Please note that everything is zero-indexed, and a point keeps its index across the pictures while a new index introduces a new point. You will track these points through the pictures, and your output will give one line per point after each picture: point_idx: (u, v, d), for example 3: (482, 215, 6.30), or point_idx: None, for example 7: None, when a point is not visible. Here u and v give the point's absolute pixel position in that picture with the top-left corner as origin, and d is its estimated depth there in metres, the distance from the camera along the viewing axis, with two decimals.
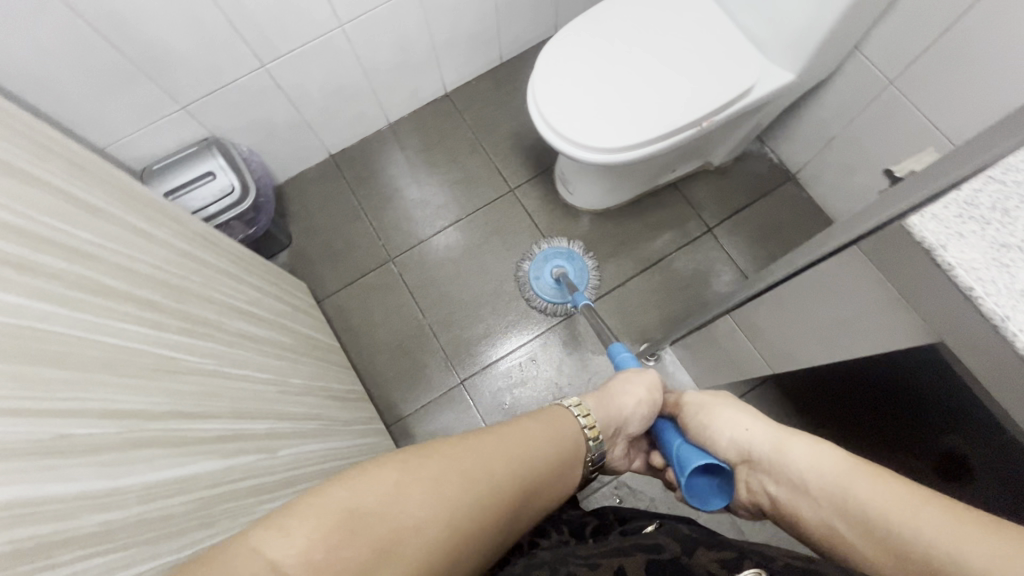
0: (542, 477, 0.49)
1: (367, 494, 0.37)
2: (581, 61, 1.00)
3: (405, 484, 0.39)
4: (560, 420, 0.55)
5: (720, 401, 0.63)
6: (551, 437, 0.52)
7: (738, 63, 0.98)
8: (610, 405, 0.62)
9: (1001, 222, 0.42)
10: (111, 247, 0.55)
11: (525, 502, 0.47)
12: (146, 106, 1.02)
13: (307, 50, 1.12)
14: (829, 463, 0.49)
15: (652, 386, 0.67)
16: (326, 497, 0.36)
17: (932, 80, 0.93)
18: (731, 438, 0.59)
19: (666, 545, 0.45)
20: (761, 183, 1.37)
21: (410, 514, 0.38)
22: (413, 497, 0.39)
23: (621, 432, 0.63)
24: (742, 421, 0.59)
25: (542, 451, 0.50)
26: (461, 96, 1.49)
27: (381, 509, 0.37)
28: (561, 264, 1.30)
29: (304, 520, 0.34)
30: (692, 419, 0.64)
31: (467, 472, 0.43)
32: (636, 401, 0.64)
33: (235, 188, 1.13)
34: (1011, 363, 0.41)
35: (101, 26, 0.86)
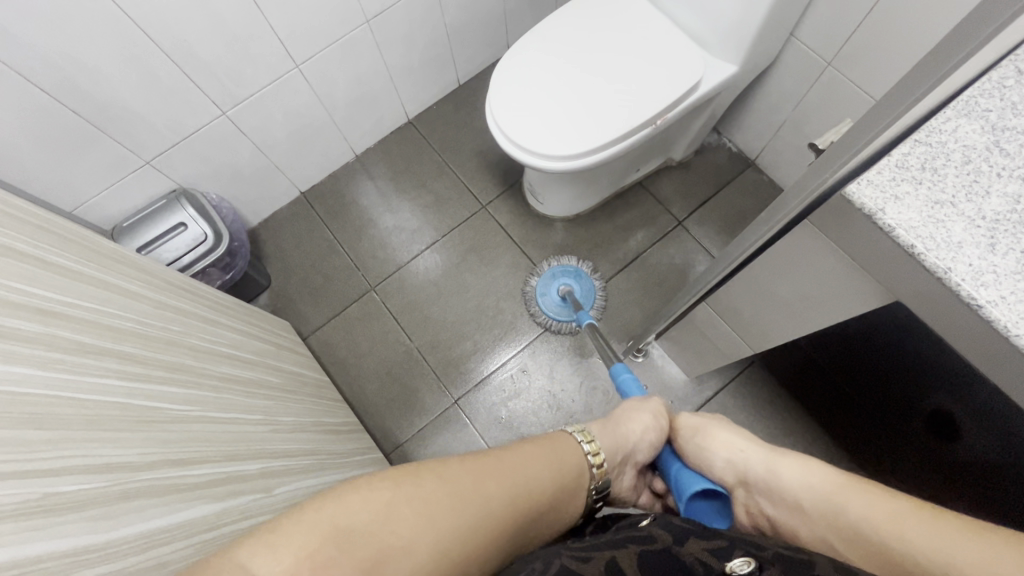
0: (541, 501, 0.48)
1: (358, 512, 0.37)
2: (532, 77, 1.03)
3: (396, 503, 0.39)
4: (563, 445, 0.55)
5: (714, 422, 0.63)
6: (549, 464, 0.51)
7: (682, 60, 1.02)
8: (616, 433, 0.61)
9: (932, 179, 0.45)
10: (84, 304, 0.56)
11: (523, 530, 0.45)
12: (109, 165, 1.03)
13: (265, 94, 1.14)
14: (822, 483, 0.52)
15: (656, 413, 0.65)
16: (319, 512, 0.36)
17: (864, 57, 0.98)
18: (726, 460, 0.59)
19: (656, 535, 0.46)
20: (722, 174, 1.41)
21: (398, 536, 0.37)
22: (404, 518, 0.38)
23: (629, 461, 0.61)
24: (735, 443, 0.60)
25: (540, 478, 0.48)
26: (423, 121, 1.51)
27: (370, 529, 0.37)
28: (568, 282, 1.30)
29: (294, 536, 0.35)
30: (688, 443, 0.63)
31: (461, 494, 0.42)
32: (641, 428, 0.62)
33: (207, 235, 1.13)
34: (956, 308, 0.45)
35: (56, 92, 0.88)
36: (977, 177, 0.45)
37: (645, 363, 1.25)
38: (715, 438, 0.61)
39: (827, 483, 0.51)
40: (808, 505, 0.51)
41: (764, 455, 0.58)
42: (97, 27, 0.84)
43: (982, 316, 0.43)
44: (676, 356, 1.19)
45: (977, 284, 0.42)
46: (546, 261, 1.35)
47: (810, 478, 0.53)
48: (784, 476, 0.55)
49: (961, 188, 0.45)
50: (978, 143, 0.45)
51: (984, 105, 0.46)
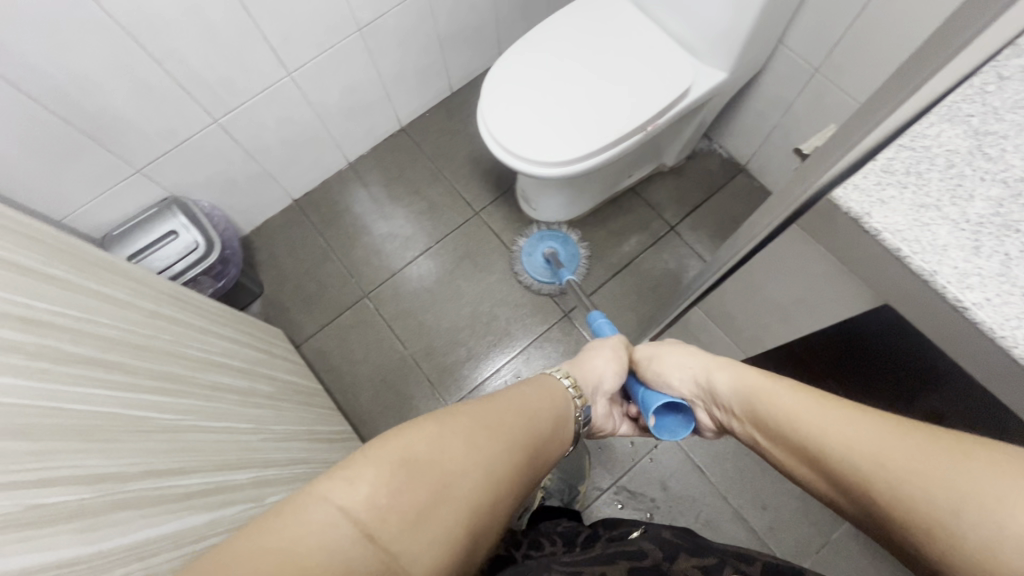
0: (550, 431, 0.50)
1: (417, 443, 0.37)
2: (525, 84, 1.04)
3: (446, 433, 0.39)
4: (552, 386, 0.57)
5: (665, 348, 0.67)
6: (549, 400, 0.53)
7: (673, 67, 1.03)
8: (583, 369, 0.65)
9: (916, 184, 0.45)
10: (74, 313, 0.55)
11: (542, 454, 0.48)
12: (101, 174, 1.02)
13: (258, 101, 1.14)
14: (763, 388, 0.53)
15: (615, 347, 0.70)
16: (381, 449, 0.36)
17: (852, 64, 0.99)
18: (681, 379, 0.63)
19: (648, 550, 0.47)
20: (714, 179, 1.42)
21: (457, 461, 0.38)
22: (457, 445, 0.39)
23: (601, 393, 0.65)
24: (685, 362, 0.63)
25: (545, 413, 0.51)
26: (417, 128, 1.52)
27: (433, 456, 0.37)
28: (553, 246, 1.35)
29: (366, 471, 0.34)
30: (645, 369, 0.68)
31: (494, 423, 0.43)
32: (605, 360, 0.67)
33: (199, 243, 1.13)
34: (943, 309, 0.45)
35: (47, 100, 0.87)
36: (960, 181, 0.45)
37: None
38: (667, 360, 0.66)
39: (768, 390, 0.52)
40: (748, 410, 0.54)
41: (711, 368, 0.60)
42: (89, 35, 0.84)
43: (969, 317, 0.43)
44: None
45: (962, 286, 0.43)
46: (534, 228, 1.39)
47: (754, 383, 0.54)
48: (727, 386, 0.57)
49: (945, 192, 0.45)
50: (961, 148, 0.46)
51: (966, 111, 0.46)
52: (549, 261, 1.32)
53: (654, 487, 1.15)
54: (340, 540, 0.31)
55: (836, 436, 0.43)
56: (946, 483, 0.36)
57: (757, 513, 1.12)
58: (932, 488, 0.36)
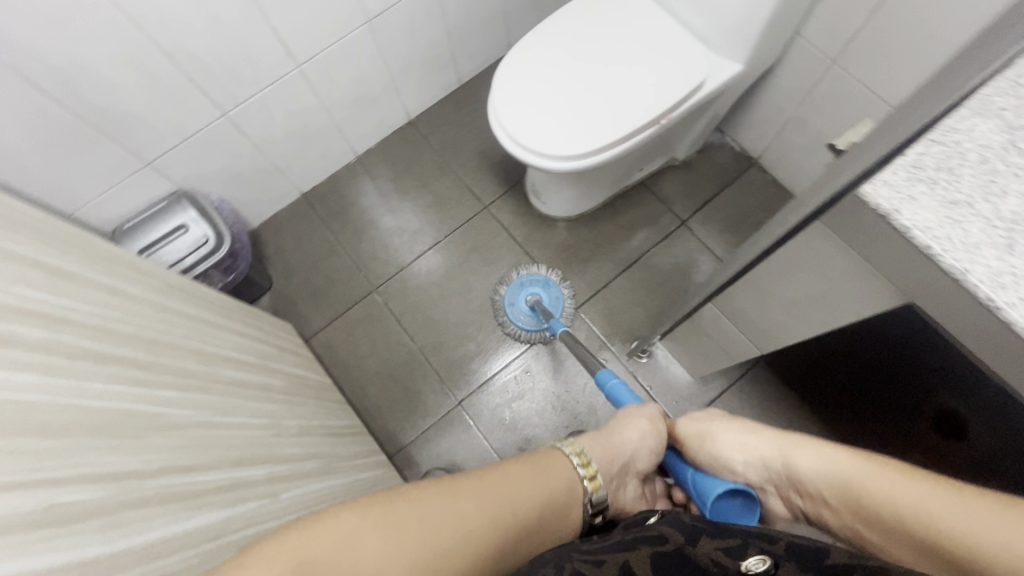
0: (522, 523, 0.46)
1: (323, 540, 0.37)
2: (536, 77, 1.03)
3: (362, 533, 0.38)
4: (557, 469, 0.52)
5: (714, 423, 0.61)
6: (537, 484, 0.49)
7: (687, 58, 1.01)
8: (610, 444, 0.58)
9: (948, 180, 0.44)
10: (89, 309, 0.55)
11: (502, 552, 0.44)
12: (110, 167, 1.02)
13: (266, 94, 1.13)
14: (843, 469, 0.49)
15: (652, 419, 0.62)
16: (285, 543, 0.36)
17: (871, 56, 0.97)
18: (745, 462, 0.57)
19: (668, 533, 0.45)
20: (726, 172, 1.40)
21: (362, 563, 0.37)
22: (370, 547, 0.38)
23: (630, 470, 0.58)
24: (744, 440, 0.58)
25: (522, 501, 0.47)
26: (425, 121, 1.50)
27: (335, 556, 0.37)
28: (535, 291, 1.30)
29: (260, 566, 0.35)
30: (696, 448, 0.61)
31: (432, 522, 0.41)
32: (638, 434, 0.60)
33: (209, 237, 1.12)
34: (974, 308, 0.44)
35: (56, 93, 0.87)
36: (993, 177, 0.44)
37: (649, 363, 1.25)
38: (723, 441, 0.59)
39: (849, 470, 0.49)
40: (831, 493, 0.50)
41: (776, 447, 0.56)
42: (99, 27, 0.84)
43: (1001, 317, 0.42)
44: (680, 356, 1.18)
45: (996, 286, 0.42)
46: (512, 270, 1.34)
47: (830, 465, 0.51)
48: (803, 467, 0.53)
49: (977, 188, 0.44)
50: (995, 143, 0.45)
51: (1000, 104, 0.46)
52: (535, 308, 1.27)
53: None
54: None
55: (983, 543, 0.39)
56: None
57: None
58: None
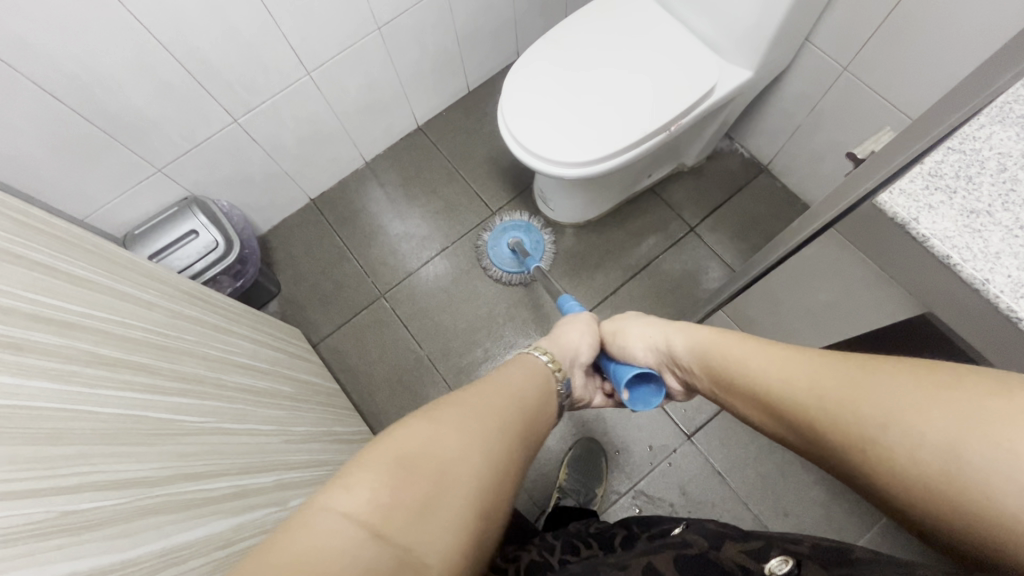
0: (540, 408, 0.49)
1: (411, 439, 0.35)
2: (546, 84, 1.03)
3: (440, 425, 0.37)
4: (532, 364, 0.56)
5: (626, 320, 0.67)
6: (531, 377, 0.52)
7: (697, 65, 1.01)
8: (557, 343, 0.64)
9: (967, 188, 0.44)
10: (101, 315, 0.56)
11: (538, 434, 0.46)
12: (123, 173, 1.03)
13: (277, 101, 1.14)
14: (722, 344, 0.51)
15: (589, 323, 0.70)
16: (378, 451, 0.34)
17: (882, 62, 0.96)
18: (645, 350, 0.62)
19: (692, 541, 0.46)
20: (735, 179, 1.39)
21: (457, 448, 0.36)
22: (454, 433, 0.37)
23: (578, 365, 0.65)
24: (644, 332, 0.63)
25: (532, 391, 0.50)
26: (433, 127, 1.51)
27: (429, 448, 0.35)
28: (517, 235, 1.36)
29: (365, 475, 0.32)
30: (611, 343, 0.67)
31: (487, 409, 0.42)
32: (579, 334, 0.67)
33: (218, 242, 1.12)
34: (994, 318, 0.43)
35: (71, 100, 0.88)
36: (1013, 185, 0.43)
37: None
38: (631, 332, 0.64)
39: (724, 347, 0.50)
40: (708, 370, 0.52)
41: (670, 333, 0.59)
42: (115, 35, 0.85)
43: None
44: None
45: (1018, 296, 0.40)
46: (495, 219, 1.40)
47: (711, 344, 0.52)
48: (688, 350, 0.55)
49: (997, 196, 0.43)
50: (1014, 151, 0.44)
51: (1018, 111, 0.45)
52: (515, 250, 1.33)
53: (673, 491, 1.14)
54: (354, 549, 0.29)
55: (786, 381, 0.42)
56: (892, 414, 0.33)
57: (778, 521, 1.09)
58: (882, 415, 0.34)
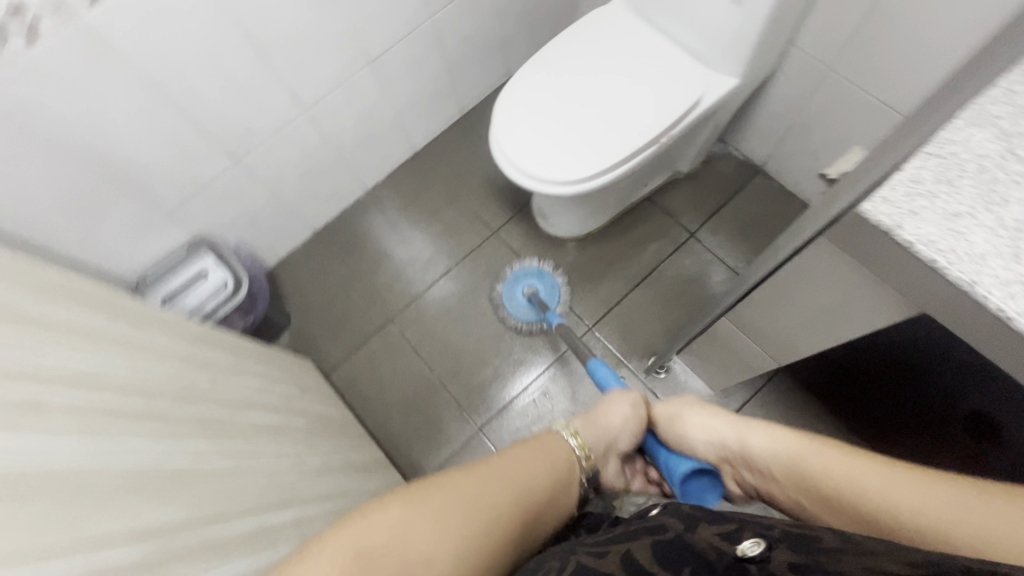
0: (539, 498, 0.55)
1: (379, 531, 0.45)
2: (535, 105, 1.05)
3: (412, 520, 0.46)
4: (557, 447, 0.63)
5: (686, 408, 0.72)
6: (544, 463, 0.59)
7: (682, 77, 1.02)
8: (601, 426, 0.71)
9: (948, 192, 0.44)
10: (115, 367, 0.58)
11: (527, 525, 0.53)
12: (132, 222, 1.06)
13: (275, 141, 1.17)
14: (784, 445, 0.59)
15: (636, 403, 0.75)
16: (345, 536, 0.44)
17: (867, 60, 0.97)
18: (705, 441, 0.68)
19: (668, 525, 0.46)
20: (732, 182, 1.40)
21: (420, 544, 0.45)
22: (421, 530, 0.45)
23: (613, 449, 0.71)
24: (708, 422, 0.68)
25: (536, 478, 0.56)
26: (430, 152, 1.53)
27: (390, 544, 0.44)
28: (532, 283, 1.34)
29: (326, 556, 0.42)
30: (670, 430, 0.72)
31: (468, 503, 0.49)
32: (622, 416, 0.72)
33: (227, 282, 1.15)
34: (984, 318, 0.44)
35: (80, 157, 0.91)
36: (994, 186, 0.45)
37: (668, 379, 1.25)
38: (691, 422, 0.70)
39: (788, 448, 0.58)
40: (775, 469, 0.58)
41: (730, 428, 0.66)
42: (117, 91, 0.88)
43: (1014, 328, 0.41)
44: (699, 371, 1.17)
45: (1006, 296, 0.41)
46: (508, 266, 1.38)
47: (775, 443, 0.60)
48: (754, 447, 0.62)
49: (978, 199, 0.44)
50: (992, 152, 0.46)
51: (993, 112, 0.47)
52: (532, 300, 1.31)
53: None
54: None
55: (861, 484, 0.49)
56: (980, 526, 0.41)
57: None
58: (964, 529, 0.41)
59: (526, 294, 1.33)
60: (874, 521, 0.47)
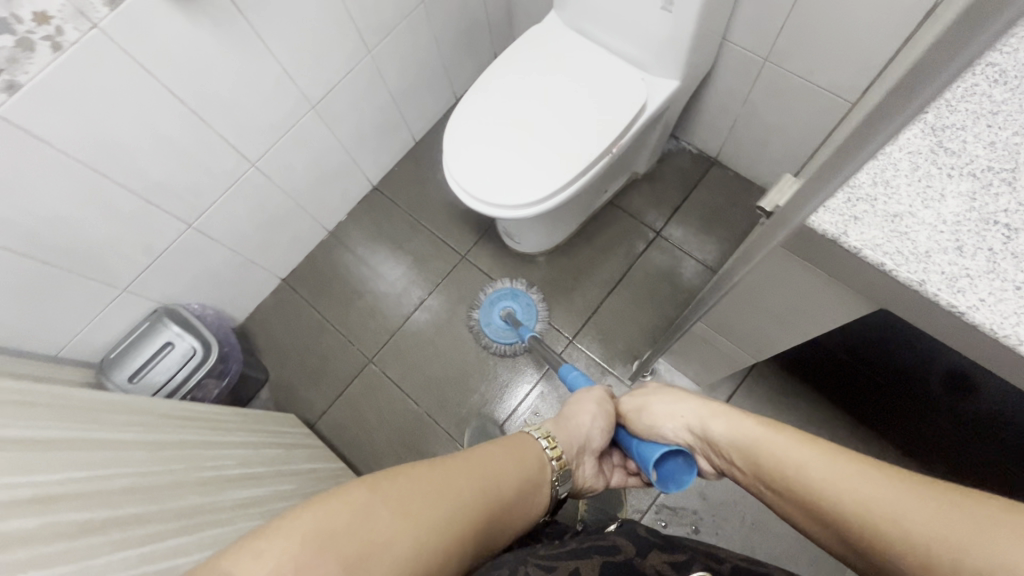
0: (508, 494, 0.54)
1: (339, 514, 0.41)
2: (484, 131, 1.04)
3: (375, 505, 0.43)
4: (530, 449, 0.62)
5: (652, 398, 0.69)
6: (516, 461, 0.58)
7: (624, 86, 1.03)
8: (569, 429, 0.69)
9: (885, 194, 0.45)
10: (78, 477, 0.55)
11: (493, 520, 0.51)
12: (86, 302, 1.03)
13: (228, 199, 1.14)
14: (748, 432, 0.53)
15: (600, 399, 0.74)
16: (302, 517, 0.40)
17: (799, 48, 0.99)
18: (675, 429, 0.64)
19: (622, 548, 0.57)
20: (689, 176, 1.41)
21: (380, 531, 0.42)
22: (384, 515, 0.43)
23: (584, 450, 0.69)
24: (673, 410, 0.65)
25: (508, 475, 0.55)
26: (388, 184, 1.52)
27: (351, 526, 0.41)
28: (506, 304, 1.34)
29: (279, 543, 0.39)
30: (636, 422, 0.69)
31: (438, 490, 0.47)
32: (590, 417, 0.71)
33: (196, 347, 1.11)
34: (938, 313, 0.44)
35: (24, 248, 0.88)
36: (929, 181, 0.45)
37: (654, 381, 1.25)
38: (656, 410, 0.67)
39: (750, 439, 0.53)
40: (738, 460, 0.54)
41: (698, 414, 0.62)
42: (51, 175, 0.85)
43: (967, 321, 0.42)
44: (682, 370, 1.18)
45: (954, 291, 0.42)
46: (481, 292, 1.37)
47: (736, 431, 0.55)
48: (718, 433, 0.58)
49: (916, 196, 0.45)
50: (923, 147, 0.46)
51: (919, 108, 0.48)
52: (508, 321, 1.31)
53: (694, 498, 1.15)
54: None
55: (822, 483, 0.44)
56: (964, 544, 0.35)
57: None
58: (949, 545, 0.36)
59: (501, 315, 1.32)
60: (842, 524, 0.42)
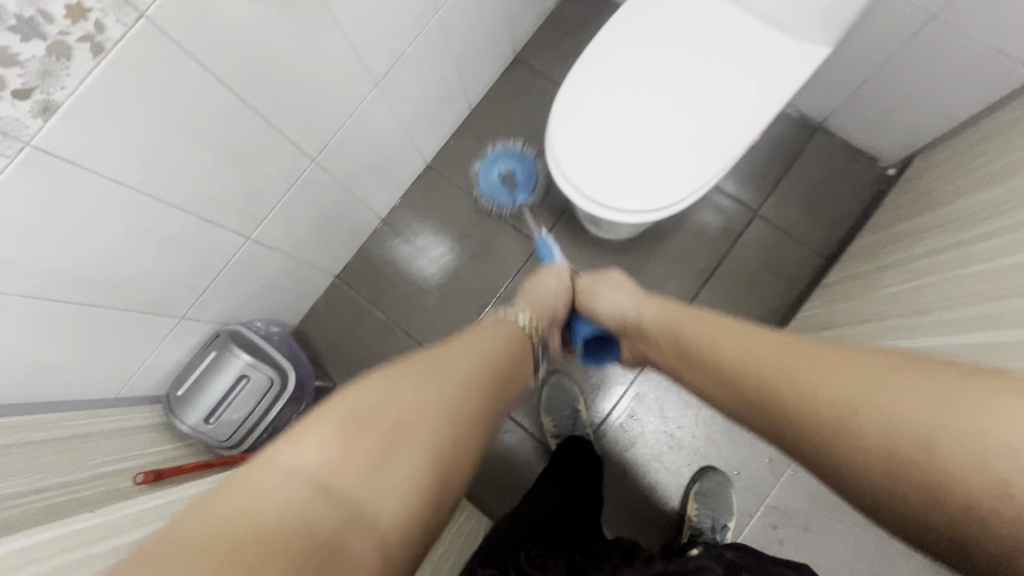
0: (505, 363, 0.62)
1: (365, 398, 0.47)
2: (597, 118, 0.88)
3: (394, 386, 0.49)
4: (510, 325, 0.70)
5: (602, 285, 0.83)
6: (508, 339, 0.66)
7: (768, 62, 0.86)
8: (540, 303, 0.80)
9: None
10: None
11: (499, 384, 0.59)
12: (144, 337, 0.89)
13: (286, 203, 0.97)
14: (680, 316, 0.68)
15: (561, 278, 0.86)
16: (329, 407, 0.46)
17: (987, 6, 0.82)
18: (610, 313, 0.79)
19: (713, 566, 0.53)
20: (789, 145, 1.26)
21: (404, 403, 0.48)
22: (405, 393, 0.49)
23: (553, 322, 0.82)
24: (616, 297, 0.79)
25: (503, 349, 0.63)
26: (444, 161, 1.34)
27: (380, 406, 0.47)
28: (509, 163, 1.28)
29: (314, 434, 0.43)
30: (586, 305, 0.83)
31: (444, 369, 0.54)
32: (555, 293, 0.83)
33: (273, 380, 1.00)
34: None
35: (72, 294, 0.73)
36: None
37: None
38: (602, 297, 0.81)
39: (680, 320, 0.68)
40: (659, 339, 0.69)
41: (633, 304, 0.76)
42: (99, 206, 0.68)
43: None
44: None
45: None
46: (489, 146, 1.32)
47: (668, 316, 0.70)
48: (646, 321, 0.73)
49: None
50: None
51: None
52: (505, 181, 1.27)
53: (803, 499, 1.12)
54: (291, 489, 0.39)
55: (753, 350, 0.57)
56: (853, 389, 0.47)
57: None
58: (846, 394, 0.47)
59: (500, 173, 1.28)
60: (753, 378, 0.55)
